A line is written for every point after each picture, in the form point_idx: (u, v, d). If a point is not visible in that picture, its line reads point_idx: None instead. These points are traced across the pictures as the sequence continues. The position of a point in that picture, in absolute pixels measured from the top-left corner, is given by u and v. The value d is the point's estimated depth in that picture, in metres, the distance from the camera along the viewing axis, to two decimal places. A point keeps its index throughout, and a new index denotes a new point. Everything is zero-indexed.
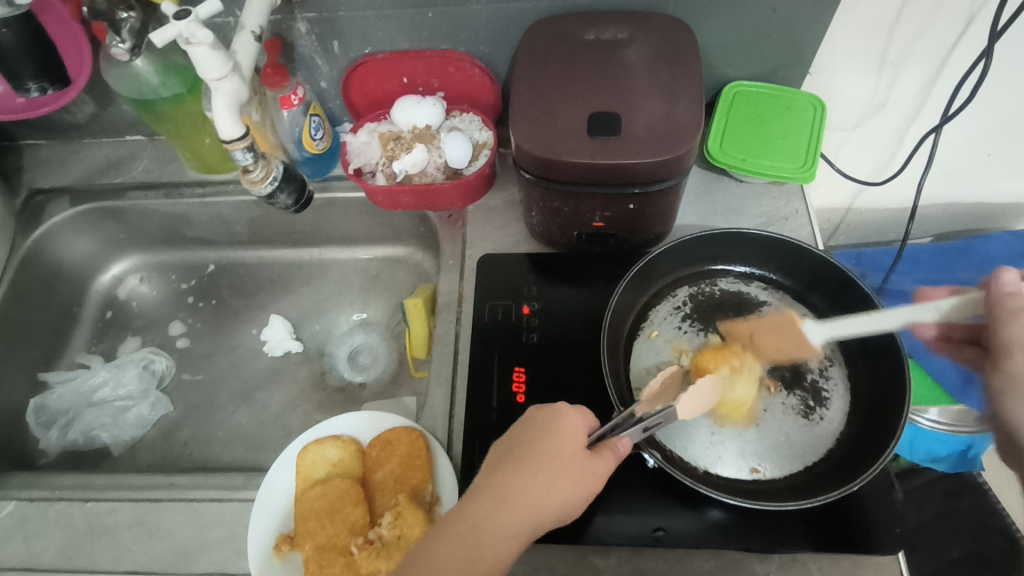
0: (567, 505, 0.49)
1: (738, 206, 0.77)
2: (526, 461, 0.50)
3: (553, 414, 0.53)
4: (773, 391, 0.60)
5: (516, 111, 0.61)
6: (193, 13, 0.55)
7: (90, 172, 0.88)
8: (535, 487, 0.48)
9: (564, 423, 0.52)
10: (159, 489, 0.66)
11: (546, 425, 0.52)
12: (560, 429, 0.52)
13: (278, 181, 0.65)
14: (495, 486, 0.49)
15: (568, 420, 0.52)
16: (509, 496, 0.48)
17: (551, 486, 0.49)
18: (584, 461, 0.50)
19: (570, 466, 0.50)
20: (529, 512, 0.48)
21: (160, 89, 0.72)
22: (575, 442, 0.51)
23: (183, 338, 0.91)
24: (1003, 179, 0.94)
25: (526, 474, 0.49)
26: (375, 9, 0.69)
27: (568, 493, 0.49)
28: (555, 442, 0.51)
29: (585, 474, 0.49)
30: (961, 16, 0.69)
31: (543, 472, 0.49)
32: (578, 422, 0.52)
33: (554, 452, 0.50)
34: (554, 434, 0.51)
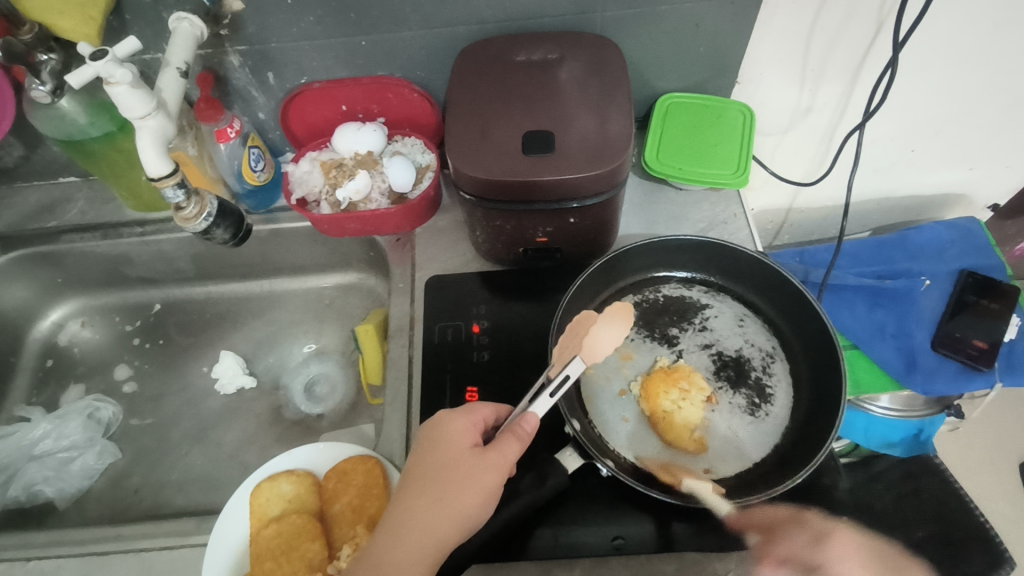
0: (468, 508, 0.50)
1: (679, 213, 0.80)
2: (415, 484, 0.52)
3: (435, 424, 0.54)
4: (717, 402, 0.61)
5: (451, 135, 0.62)
6: (110, 53, 0.55)
7: (23, 217, 0.85)
8: (429, 505, 0.50)
9: (446, 432, 0.54)
10: (106, 541, 0.64)
11: (431, 438, 0.54)
12: (442, 439, 0.53)
13: (213, 216, 0.65)
14: (393, 517, 0.51)
15: (451, 427, 0.54)
16: (405, 522, 0.50)
17: (445, 498, 0.50)
18: (469, 464, 0.51)
19: (455, 472, 0.51)
20: (425, 530, 0.49)
21: (89, 128, 0.70)
22: (459, 449, 0.52)
23: (130, 382, 0.88)
24: (928, 172, 0.99)
25: (418, 494, 0.51)
26: (308, 40, 0.69)
27: (461, 499, 0.50)
28: (439, 455, 0.52)
29: (474, 475, 0.51)
30: (871, 25, 0.73)
31: (435, 486, 0.51)
32: (460, 428, 0.54)
33: (439, 465, 0.52)
34: (435, 446, 0.53)
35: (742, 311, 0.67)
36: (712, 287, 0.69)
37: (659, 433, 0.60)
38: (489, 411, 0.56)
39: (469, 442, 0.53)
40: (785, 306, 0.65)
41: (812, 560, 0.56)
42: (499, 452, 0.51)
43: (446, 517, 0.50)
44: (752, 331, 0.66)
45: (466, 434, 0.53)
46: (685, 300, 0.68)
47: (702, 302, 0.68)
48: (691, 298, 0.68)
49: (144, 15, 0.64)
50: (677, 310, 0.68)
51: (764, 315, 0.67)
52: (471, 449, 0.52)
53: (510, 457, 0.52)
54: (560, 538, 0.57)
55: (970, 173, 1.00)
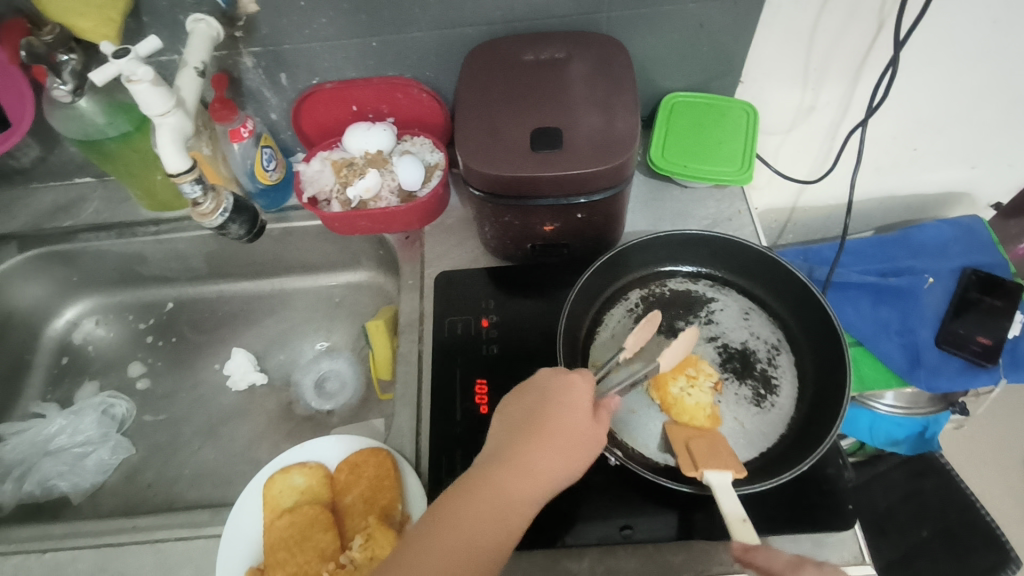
0: (580, 471, 0.49)
1: (685, 210, 0.81)
2: (546, 425, 0.49)
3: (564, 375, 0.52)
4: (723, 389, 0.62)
5: (461, 132, 0.63)
6: (132, 52, 0.56)
7: (39, 216, 0.86)
8: (554, 455, 0.48)
9: (577, 389, 0.51)
10: (122, 532, 0.65)
11: (560, 391, 0.51)
12: (573, 395, 0.51)
13: (229, 211, 0.66)
14: (517, 455, 0.47)
15: (583, 387, 0.51)
16: (529, 463, 0.47)
17: (566, 454, 0.48)
18: (595, 429, 0.50)
19: (580, 429, 0.50)
20: (549, 477, 0.47)
21: (106, 128, 0.72)
22: (588, 409, 0.50)
23: (143, 379, 0.89)
24: (930, 170, 1.00)
25: (548, 437, 0.48)
26: (320, 41, 0.71)
27: (584, 460, 0.49)
28: (568, 409, 0.50)
29: (595, 441, 0.50)
30: (872, 24, 0.74)
31: (560, 435, 0.48)
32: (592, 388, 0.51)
33: (570, 420, 0.49)
34: (566, 395, 0.51)
35: (747, 305, 0.68)
36: (718, 281, 0.70)
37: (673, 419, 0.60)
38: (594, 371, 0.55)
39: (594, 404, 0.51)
40: (790, 300, 0.66)
41: (818, 549, 0.57)
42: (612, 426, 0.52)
43: (564, 472, 0.48)
44: (757, 324, 0.67)
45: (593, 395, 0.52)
46: (691, 294, 0.70)
47: (707, 295, 0.69)
48: (696, 292, 0.70)
49: (161, 17, 0.66)
50: (683, 304, 0.69)
51: (769, 308, 0.68)
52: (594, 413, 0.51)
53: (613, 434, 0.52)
54: (568, 527, 0.58)
55: (973, 171, 1.01)
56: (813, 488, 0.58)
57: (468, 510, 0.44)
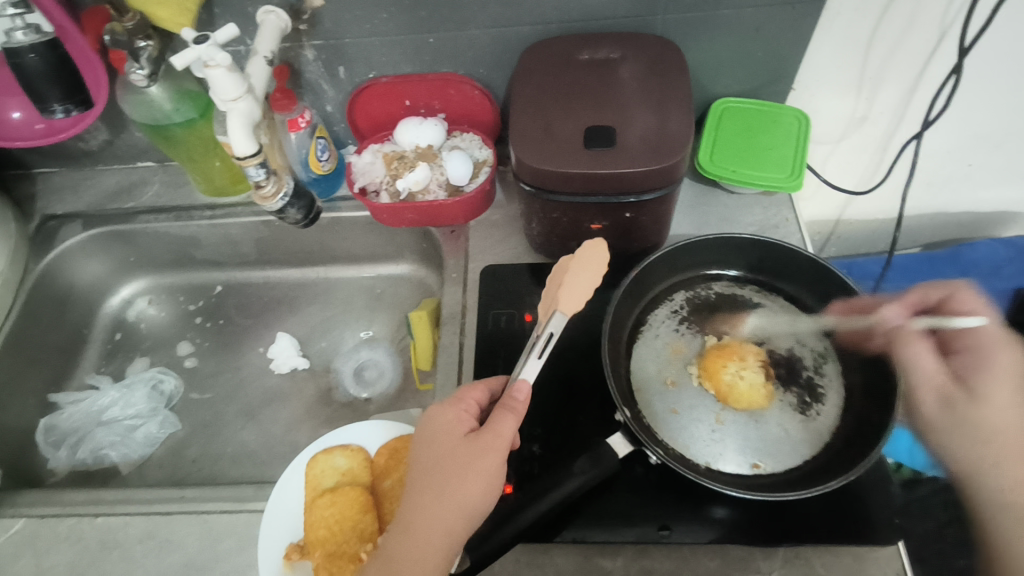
0: (473, 490, 0.52)
1: (731, 215, 0.80)
2: (420, 477, 0.53)
3: (428, 422, 0.56)
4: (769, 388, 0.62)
5: (515, 128, 0.64)
6: (211, 38, 0.59)
7: (102, 197, 0.90)
8: (431, 500, 0.52)
9: (438, 425, 0.55)
10: (170, 502, 0.67)
11: (428, 434, 0.55)
12: (437, 435, 0.55)
13: (289, 196, 0.69)
14: (405, 511, 0.53)
15: (445, 420, 0.55)
16: (413, 517, 0.52)
17: (444, 491, 0.52)
18: (464, 453, 0.53)
19: (456, 460, 0.53)
20: (433, 521, 0.51)
21: (172, 114, 0.75)
22: (454, 440, 0.54)
23: (191, 358, 0.92)
24: (986, 188, 0.98)
25: (426, 490, 0.52)
26: (379, 36, 0.73)
27: (468, 486, 0.52)
28: (437, 448, 0.54)
29: (470, 460, 0.52)
30: (934, 33, 0.73)
31: (434, 479, 0.52)
32: (454, 420, 0.55)
33: (437, 458, 0.54)
34: (431, 441, 0.55)
35: (793, 312, 0.68)
36: (765, 287, 0.70)
37: (733, 406, 0.61)
38: (479, 396, 0.57)
39: (460, 433, 0.54)
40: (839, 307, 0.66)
41: (859, 564, 0.56)
42: (496, 434, 0.53)
43: (454, 505, 0.51)
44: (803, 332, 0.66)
45: (459, 425, 0.55)
46: (737, 299, 0.69)
47: (753, 301, 0.69)
48: (742, 297, 0.69)
49: (231, 9, 0.69)
50: (728, 308, 0.69)
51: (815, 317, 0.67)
52: (465, 437, 0.54)
53: (503, 434, 0.53)
54: (605, 523, 0.58)
55: None
56: (856, 499, 0.57)
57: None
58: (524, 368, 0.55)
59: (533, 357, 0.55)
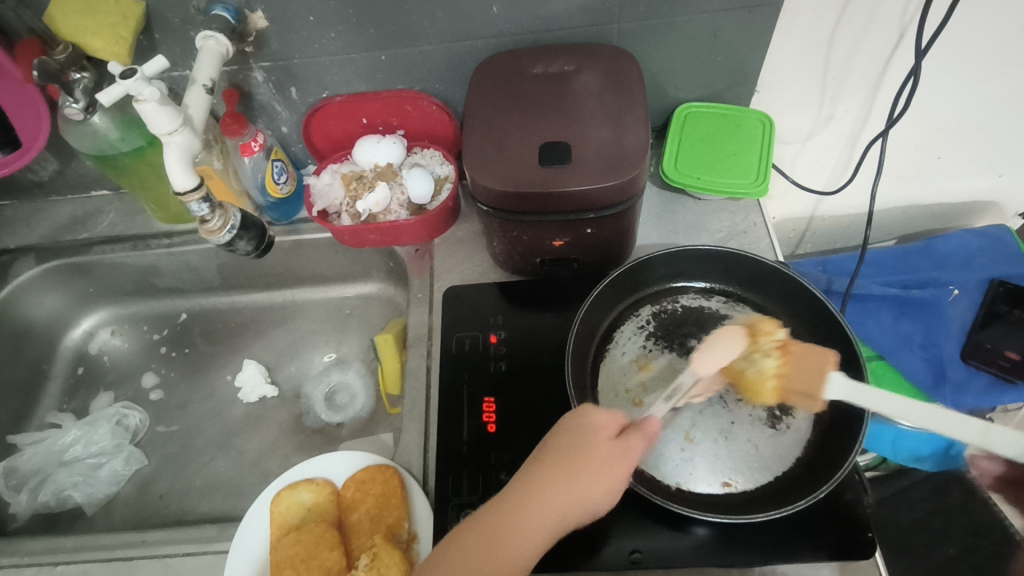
0: (591, 502, 0.47)
1: (698, 222, 0.79)
2: (555, 461, 0.48)
3: (579, 414, 0.50)
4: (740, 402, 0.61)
5: (468, 147, 0.62)
6: (139, 72, 0.58)
7: (56, 229, 0.88)
8: (562, 484, 0.47)
9: (587, 420, 0.50)
10: (131, 547, 0.65)
11: (572, 423, 0.50)
12: (587, 426, 0.49)
13: (236, 228, 0.67)
14: (518, 486, 0.47)
15: (596, 417, 0.50)
16: (541, 500, 0.46)
17: (576, 485, 0.47)
18: (612, 457, 0.48)
19: (601, 461, 0.48)
20: (555, 509, 0.46)
21: (119, 143, 0.73)
22: (604, 440, 0.49)
23: (156, 390, 0.90)
24: (955, 179, 0.97)
25: (558, 477, 0.47)
26: (329, 55, 0.71)
27: (602, 492, 0.47)
28: (577, 442, 0.48)
29: (611, 471, 0.48)
30: (893, 31, 0.72)
31: (573, 471, 0.47)
32: (606, 420, 0.50)
33: (578, 449, 0.48)
34: (578, 432, 0.49)
35: None
36: (731, 298, 0.69)
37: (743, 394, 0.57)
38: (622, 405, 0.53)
39: (610, 433, 0.49)
40: (806, 316, 0.65)
41: None
42: (633, 453, 0.49)
43: (577, 502, 0.46)
44: None
45: (608, 427, 0.50)
46: (704, 311, 0.68)
47: (720, 312, 0.68)
48: (709, 309, 0.68)
49: (173, 34, 0.66)
50: (695, 321, 0.67)
51: (784, 327, 0.66)
52: (612, 442, 0.49)
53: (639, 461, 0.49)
54: (577, 549, 0.56)
55: (1000, 180, 0.97)
56: (831, 512, 0.56)
57: (463, 546, 0.45)
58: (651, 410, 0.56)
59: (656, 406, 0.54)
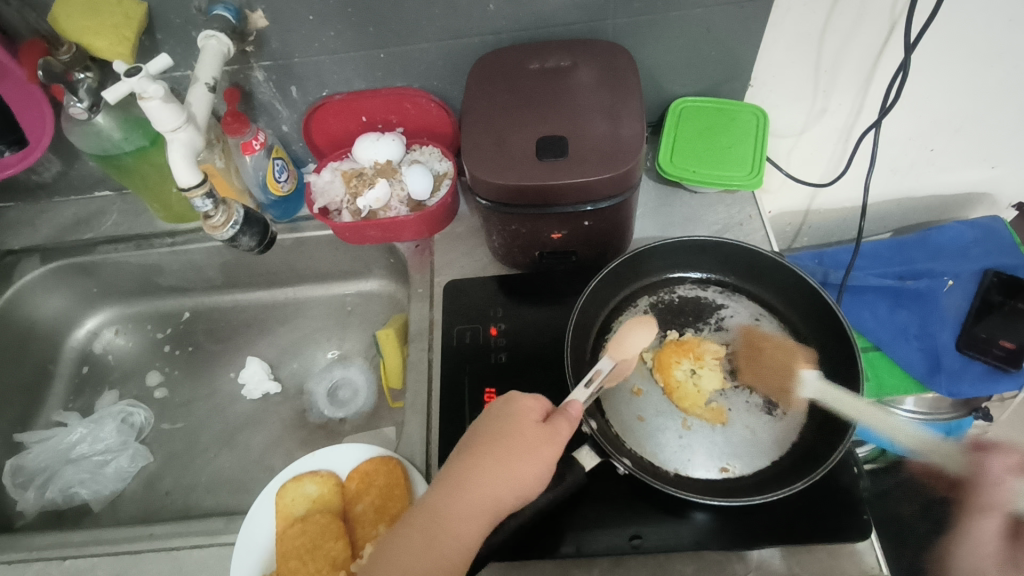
0: (520, 480, 0.49)
1: (694, 215, 0.80)
2: (479, 445, 0.51)
3: (506, 401, 0.54)
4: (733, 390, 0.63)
5: (467, 142, 0.63)
6: (144, 70, 0.59)
7: (60, 229, 0.88)
8: (491, 463, 0.49)
9: (512, 407, 0.53)
10: (139, 540, 0.66)
11: (498, 413, 0.53)
12: (509, 414, 0.52)
13: (239, 224, 0.68)
14: (451, 474, 0.49)
15: (521, 404, 0.53)
16: (472, 479, 0.49)
17: (503, 464, 0.49)
18: (537, 437, 0.51)
19: (524, 441, 0.50)
20: (489, 489, 0.48)
21: (122, 143, 0.74)
22: (527, 424, 0.52)
23: (160, 388, 0.91)
24: (948, 171, 0.98)
25: (486, 457, 0.50)
26: (329, 53, 0.72)
27: (528, 470, 0.49)
28: (501, 427, 0.52)
29: (536, 450, 0.50)
30: (884, 24, 0.73)
31: (499, 452, 0.50)
32: (530, 406, 0.53)
33: (504, 434, 0.51)
34: (502, 418, 0.52)
35: (756, 311, 0.68)
36: (728, 288, 0.70)
37: (675, 404, 0.61)
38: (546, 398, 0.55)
39: (533, 418, 0.52)
40: (801, 305, 0.66)
41: (834, 559, 0.56)
42: (555, 433, 0.52)
43: (506, 480, 0.49)
44: (767, 330, 0.67)
45: (532, 412, 0.53)
46: (701, 301, 0.69)
47: (716, 302, 0.69)
48: (706, 299, 0.69)
49: (175, 35, 0.68)
50: (692, 311, 0.69)
51: (780, 316, 0.67)
52: (538, 425, 0.52)
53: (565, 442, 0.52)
54: (578, 535, 0.57)
55: (993, 171, 0.98)
56: (827, 496, 0.57)
57: (400, 537, 0.47)
58: (570, 395, 0.56)
59: (581, 386, 0.56)
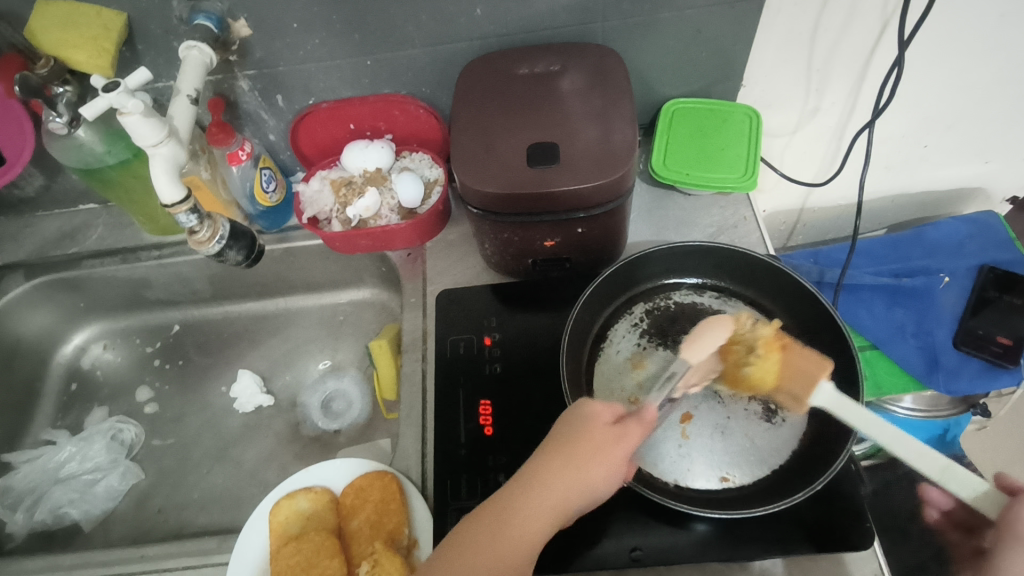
0: (592, 486, 0.46)
1: (689, 218, 0.79)
2: (551, 445, 0.48)
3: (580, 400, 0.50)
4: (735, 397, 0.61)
5: (457, 150, 0.62)
6: (123, 84, 0.57)
7: (44, 244, 0.87)
8: (562, 466, 0.46)
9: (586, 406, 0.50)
10: (130, 563, 0.64)
11: (572, 410, 0.50)
12: (583, 413, 0.49)
13: (226, 239, 0.66)
14: (520, 473, 0.48)
15: (593, 404, 0.50)
16: (542, 482, 0.46)
17: (577, 468, 0.46)
18: (611, 441, 0.48)
19: (597, 444, 0.47)
20: (561, 493, 0.46)
21: (105, 156, 0.72)
22: (602, 425, 0.48)
23: (151, 403, 0.89)
24: (943, 167, 0.98)
25: (558, 460, 0.47)
26: (315, 61, 0.70)
27: (601, 477, 0.46)
28: (575, 427, 0.48)
29: (611, 455, 0.47)
30: (876, 23, 0.72)
31: (571, 455, 0.47)
32: (605, 405, 0.50)
33: (575, 434, 0.48)
34: (575, 417, 0.49)
35: (753, 316, 0.67)
36: (723, 293, 0.69)
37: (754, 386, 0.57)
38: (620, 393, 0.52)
39: (608, 418, 0.49)
40: (797, 309, 0.66)
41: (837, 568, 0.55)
42: (630, 435, 0.48)
43: (578, 485, 0.46)
44: None
45: (608, 412, 0.49)
46: (697, 307, 0.68)
47: (713, 308, 0.68)
48: (701, 304, 0.68)
49: (155, 45, 0.66)
50: (689, 317, 0.68)
51: (777, 320, 0.67)
52: (611, 427, 0.48)
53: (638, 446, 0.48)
54: (577, 549, 0.56)
55: (987, 166, 0.98)
56: (828, 502, 0.56)
57: (464, 531, 0.45)
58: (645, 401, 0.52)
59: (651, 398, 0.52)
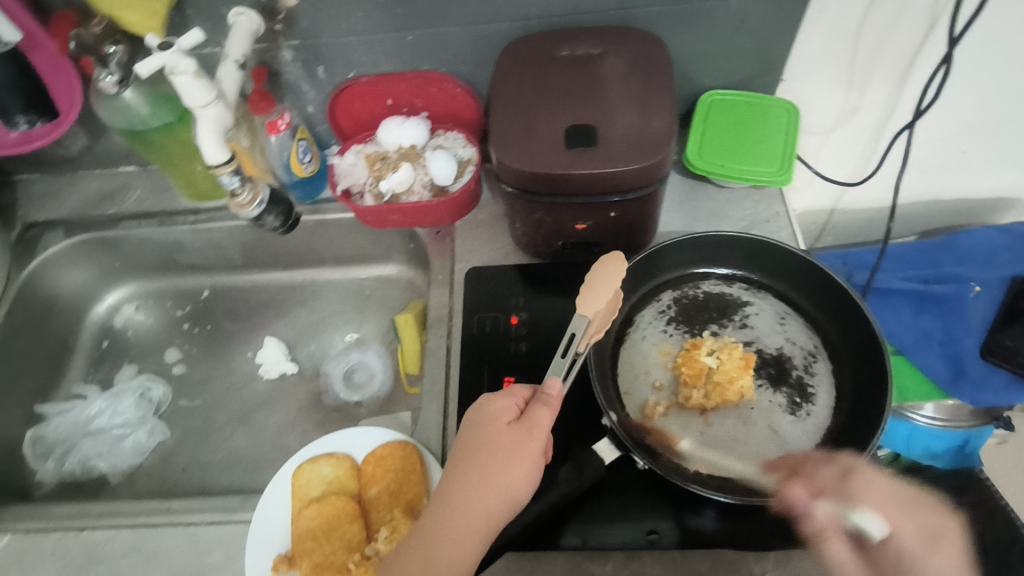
0: (507, 489, 0.48)
1: (721, 210, 0.79)
2: (458, 461, 0.50)
3: (478, 407, 0.53)
4: (760, 388, 0.62)
5: (495, 128, 0.62)
6: (176, 44, 0.59)
7: (84, 204, 0.89)
8: (469, 481, 0.48)
9: (486, 411, 0.52)
10: (156, 514, 0.66)
11: (474, 419, 0.52)
12: (482, 418, 0.51)
13: (265, 203, 0.68)
14: (437, 497, 0.49)
15: (493, 406, 0.52)
16: (454, 498, 0.48)
17: (485, 475, 0.48)
18: (512, 440, 0.49)
19: (500, 449, 0.49)
20: (478, 506, 0.48)
21: (149, 119, 0.74)
22: (501, 426, 0.50)
23: (179, 364, 0.92)
24: (981, 174, 0.96)
25: (467, 476, 0.48)
26: (357, 34, 0.71)
27: (511, 480, 0.48)
28: (480, 436, 0.50)
29: (513, 454, 0.49)
30: (924, 21, 0.71)
31: (477, 468, 0.49)
32: (503, 406, 0.52)
33: (480, 444, 0.50)
34: (475, 426, 0.51)
35: (782, 310, 0.67)
36: (753, 285, 0.69)
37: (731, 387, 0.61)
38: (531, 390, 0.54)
39: (508, 419, 0.51)
40: (827, 303, 0.65)
41: None
42: (537, 427, 0.50)
43: (492, 490, 0.48)
44: (793, 329, 0.66)
45: (507, 412, 0.51)
46: (725, 297, 0.69)
47: (742, 299, 0.68)
48: (731, 295, 0.69)
49: (204, 11, 0.67)
50: (717, 306, 0.68)
51: (808, 316, 0.66)
52: (511, 426, 0.50)
53: (548, 431, 0.50)
54: (596, 528, 0.57)
55: None
56: None
57: (394, 566, 0.47)
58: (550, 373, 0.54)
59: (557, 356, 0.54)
